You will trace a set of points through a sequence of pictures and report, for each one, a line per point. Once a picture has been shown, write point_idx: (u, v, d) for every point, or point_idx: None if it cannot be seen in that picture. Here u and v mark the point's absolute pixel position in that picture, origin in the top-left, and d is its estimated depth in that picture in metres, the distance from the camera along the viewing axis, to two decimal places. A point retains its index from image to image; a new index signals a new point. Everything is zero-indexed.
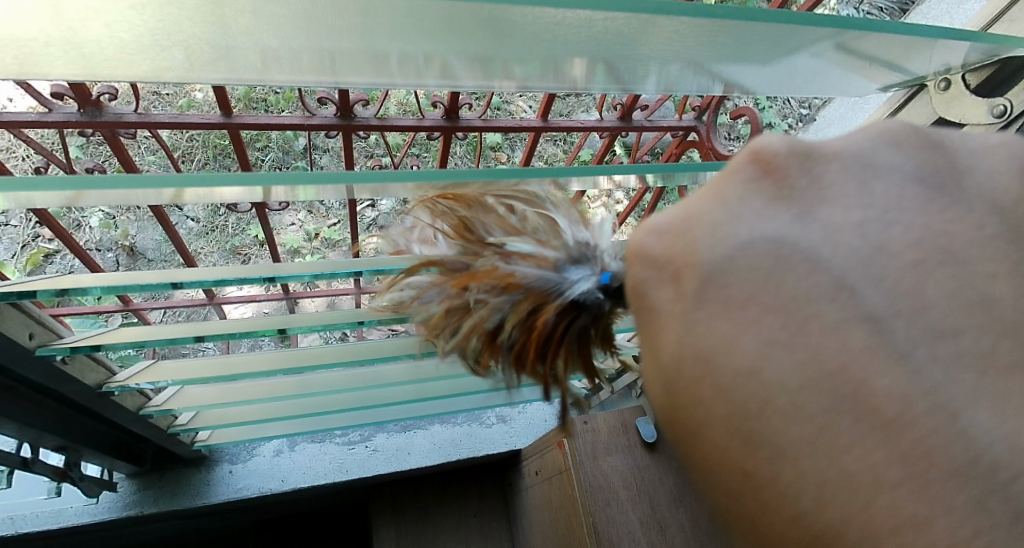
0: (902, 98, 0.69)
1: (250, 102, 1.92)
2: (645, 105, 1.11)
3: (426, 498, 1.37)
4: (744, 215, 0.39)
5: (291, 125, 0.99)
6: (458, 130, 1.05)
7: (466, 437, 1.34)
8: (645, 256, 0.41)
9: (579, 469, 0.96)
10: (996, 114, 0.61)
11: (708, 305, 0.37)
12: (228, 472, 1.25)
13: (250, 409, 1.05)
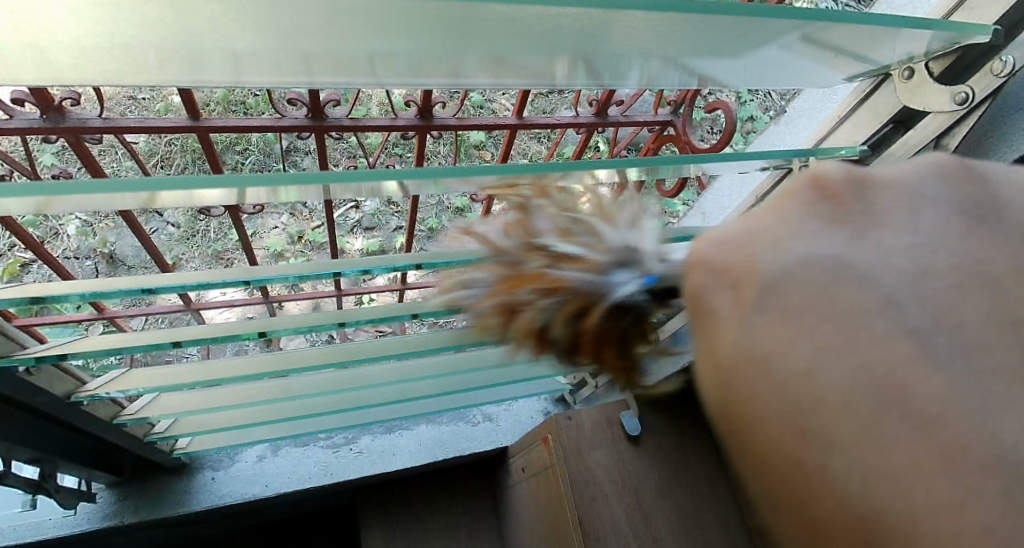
0: (868, 88, 0.69)
1: (229, 105, 1.90)
2: (622, 100, 1.12)
3: (415, 497, 1.37)
4: (801, 232, 0.36)
5: (265, 127, 0.98)
6: (433, 129, 1.04)
7: (454, 436, 1.34)
8: (707, 264, 0.39)
9: (564, 462, 0.97)
10: (957, 102, 0.61)
11: (776, 310, 0.34)
12: (210, 479, 1.23)
13: (232, 414, 1.04)
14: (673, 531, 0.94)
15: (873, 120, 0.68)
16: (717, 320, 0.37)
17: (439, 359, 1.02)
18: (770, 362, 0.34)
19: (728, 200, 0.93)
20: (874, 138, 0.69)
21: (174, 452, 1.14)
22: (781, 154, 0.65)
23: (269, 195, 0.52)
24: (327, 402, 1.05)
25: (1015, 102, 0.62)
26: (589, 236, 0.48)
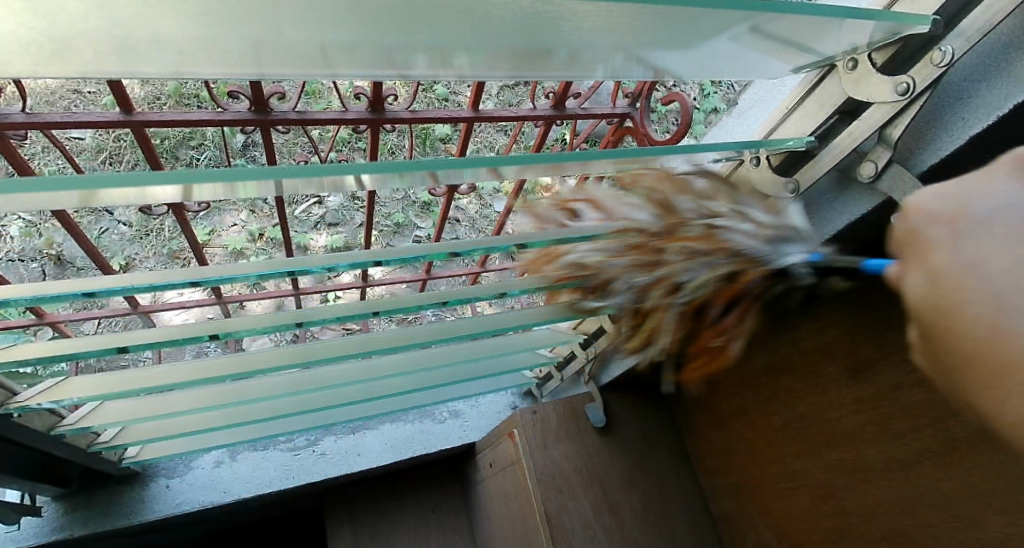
0: (814, 79, 0.69)
1: (182, 98, 1.84)
2: (579, 92, 1.13)
3: (382, 495, 1.36)
4: (992, 189, 0.36)
5: (205, 120, 0.93)
6: (385, 122, 1.02)
7: (419, 433, 1.33)
8: (921, 210, 0.40)
9: (529, 457, 0.97)
10: (898, 92, 0.59)
11: (986, 237, 0.35)
12: (164, 487, 1.19)
13: (184, 420, 1.01)
14: (638, 520, 0.96)
15: (820, 111, 0.68)
16: (927, 246, 0.38)
17: (399, 357, 1.00)
18: (976, 267, 0.35)
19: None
20: (822, 129, 0.68)
21: (122, 461, 1.11)
22: (732, 145, 0.66)
23: (212, 190, 0.49)
24: (289, 404, 1.03)
25: (956, 93, 0.58)
26: (718, 213, 0.64)
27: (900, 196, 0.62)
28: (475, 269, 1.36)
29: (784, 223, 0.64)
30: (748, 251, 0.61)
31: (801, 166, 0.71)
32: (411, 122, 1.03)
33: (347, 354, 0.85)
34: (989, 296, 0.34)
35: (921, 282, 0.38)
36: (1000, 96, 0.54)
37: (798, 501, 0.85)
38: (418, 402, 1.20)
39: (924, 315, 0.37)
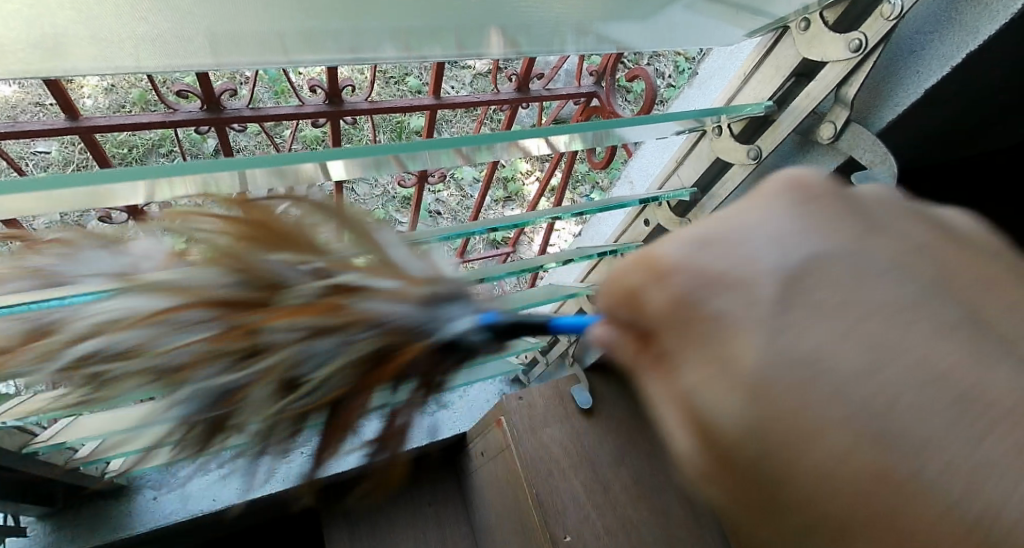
0: (768, 43, 0.68)
1: (147, 105, 1.82)
2: (543, 74, 1.12)
3: (377, 492, 1.34)
4: (753, 241, 0.37)
5: (151, 124, 0.89)
6: (344, 114, 0.99)
7: (408, 428, 1.33)
8: (678, 267, 0.37)
9: (518, 441, 0.99)
10: (851, 49, 0.60)
11: (807, 308, 0.34)
12: (151, 500, 1.18)
13: None
14: (630, 496, 0.98)
15: (776, 74, 0.68)
16: (721, 332, 0.34)
17: None
18: (821, 360, 0.32)
19: (654, 166, 0.94)
20: (779, 93, 0.68)
21: (105, 476, 1.08)
22: (688, 115, 0.66)
23: (158, 189, 0.48)
24: None
25: (907, 47, 0.61)
26: (395, 275, 0.57)
27: (861, 153, 0.65)
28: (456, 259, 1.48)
29: (437, 280, 0.59)
30: (392, 320, 0.53)
31: (762, 133, 0.71)
32: (371, 113, 1.01)
33: None
34: (817, 411, 0.31)
35: (725, 385, 0.34)
36: (954, 46, 0.58)
37: None
38: None
39: (746, 446, 0.33)
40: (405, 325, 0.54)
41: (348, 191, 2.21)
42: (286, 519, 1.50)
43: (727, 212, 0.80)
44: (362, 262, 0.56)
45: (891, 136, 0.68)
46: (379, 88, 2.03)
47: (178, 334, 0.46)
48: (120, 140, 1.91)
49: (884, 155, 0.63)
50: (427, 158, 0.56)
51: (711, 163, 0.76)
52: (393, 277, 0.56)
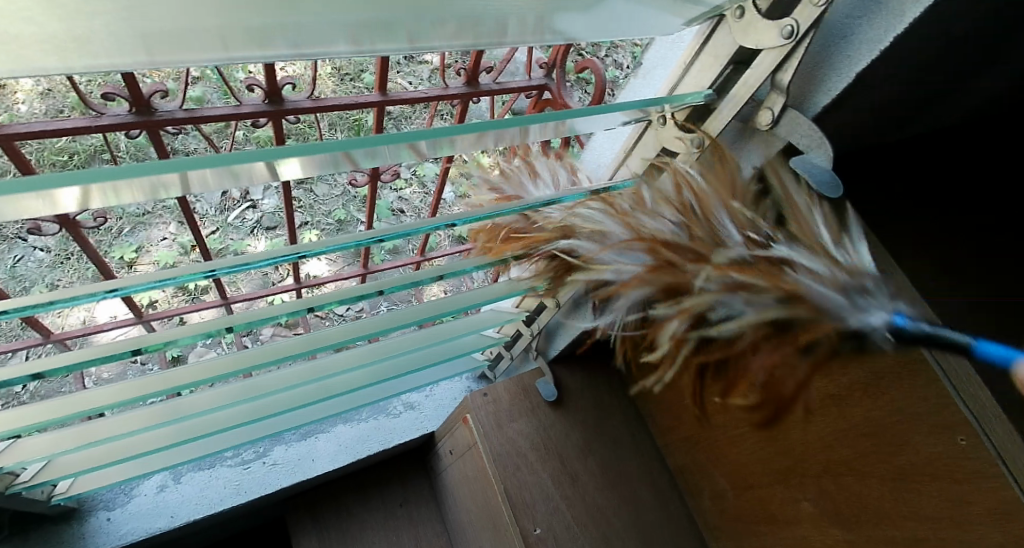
0: (708, 30, 0.70)
1: (84, 109, 1.74)
2: (492, 67, 1.11)
3: (346, 496, 1.33)
4: None
5: (76, 129, 0.84)
6: (286, 114, 0.96)
7: (374, 431, 1.32)
8: None
9: (485, 439, 0.99)
10: (783, 36, 0.61)
11: None
12: (105, 520, 1.13)
13: (111, 448, 0.94)
14: (598, 485, 1.00)
15: (715, 63, 0.70)
16: None
17: (346, 354, 1.01)
18: None
19: (607, 156, 0.95)
20: (718, 81, 0.70)
21: (53, 499, 1.02)
22: (635, 104, 0.67)
23: (100, 195, 0.45)
24: (232, 417, 0.99)
25: (839, 31, 0.62)
26: (830, 262, 0.54)
27: (798, 138, 0.66)
28: (416, 257, 1.47)
29: (859, 272, 0.53)
30: (812, 295, 0.52)
31: (705, 121, 0.73)
32: (314, 111, 0.98)
33: (300, 354, 0.87)
34: None
35: None
36: (881, 30, 0.59)
37: (744, 445, 0.91)
38: (368, 398, 1.18)
39: None
40: (823, 306, 0.51)
41: (307, 192, 2.16)
42: (254, 531, 1.46)
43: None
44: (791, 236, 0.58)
45: (830, 121, 0.70)
46: (333, 86, 2.00)
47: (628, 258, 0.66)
48: (59, 147, 1.83)
49: (820, 141, 0.63)
50: (380, 154, 0.55)
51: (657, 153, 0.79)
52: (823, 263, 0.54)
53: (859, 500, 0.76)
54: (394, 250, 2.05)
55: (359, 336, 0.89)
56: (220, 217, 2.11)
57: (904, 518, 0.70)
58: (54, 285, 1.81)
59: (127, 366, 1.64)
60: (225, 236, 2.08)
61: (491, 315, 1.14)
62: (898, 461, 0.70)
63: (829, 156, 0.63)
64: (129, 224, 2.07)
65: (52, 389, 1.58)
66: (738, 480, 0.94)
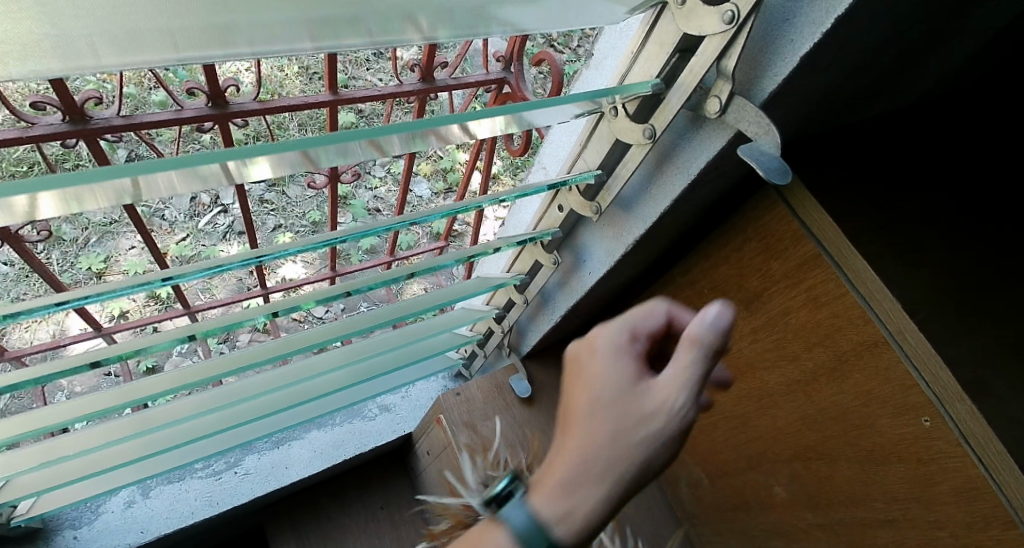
0: (651, 17, 0.66)
1: None
2: (448, 62, 1.09)
3: (325, 501, 1.31)
4: None
5: (1, 139, 0.77)
6: (233, 117, 0.88)
7: (349, 435, 1.31)
8: None
9: (458, 438, 1.01)
10: (724, 21, 0.57)
11: None
12: (72, 539, 1.10)
13: (71, 466, 0.91)
14: None
15: (661, 51, 0.66)
16: None
17: (315, 360, 0.99)
18: None
19: (564, 150, 0.94)
20: (665, 71, 0.67)
21: (12, 521, 0.98)
22: (584, 96, 0.65)
23: (61, 199, 0.43)
24: (197, 428, 0.97)
25: (782, 15, 0.57)
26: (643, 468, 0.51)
27: (747, 125, 0.62)
28: (386, 258, 1.44)
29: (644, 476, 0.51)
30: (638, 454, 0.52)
31: (656, 111, 0.71)
32: (261, 114, 0.89)
33: (264, 361, 0.86)
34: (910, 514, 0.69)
35: None
36: (823, 11, 0.53)
37: (720, 433, 0.96)
38: (339, 402, 1.16)
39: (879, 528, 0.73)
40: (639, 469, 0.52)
41: (280, 194, 2.14)
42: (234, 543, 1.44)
43: (634, 192, 0.81)
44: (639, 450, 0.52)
45: (791, 110, 0.70)
46: (302, 86, 1.96)
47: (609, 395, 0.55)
48: (18, 158, 1.78)
49: (768, 127, 0.60)
50: (326, 151, 0.53)
51: (612, 145, 0.77)
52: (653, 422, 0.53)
53: (828, 482, 0.79)
54: (371, 250, 2.03)
55: (324, 341, 0.88)
56: (190, 224, 2.07)
57: (874, 500, 0.73)
58: (19, 299, 1.75)
59: (101, 378, 1.59)
60: (197, 243, 2.04)
61: (462, 314, 1.14)
62: (865, 444, 0.72)
63: (776, 143, 0.59)
64: (95, 234, 2.00)
65: (21, 405, 1.53)
66: (713, 469, 0.99)
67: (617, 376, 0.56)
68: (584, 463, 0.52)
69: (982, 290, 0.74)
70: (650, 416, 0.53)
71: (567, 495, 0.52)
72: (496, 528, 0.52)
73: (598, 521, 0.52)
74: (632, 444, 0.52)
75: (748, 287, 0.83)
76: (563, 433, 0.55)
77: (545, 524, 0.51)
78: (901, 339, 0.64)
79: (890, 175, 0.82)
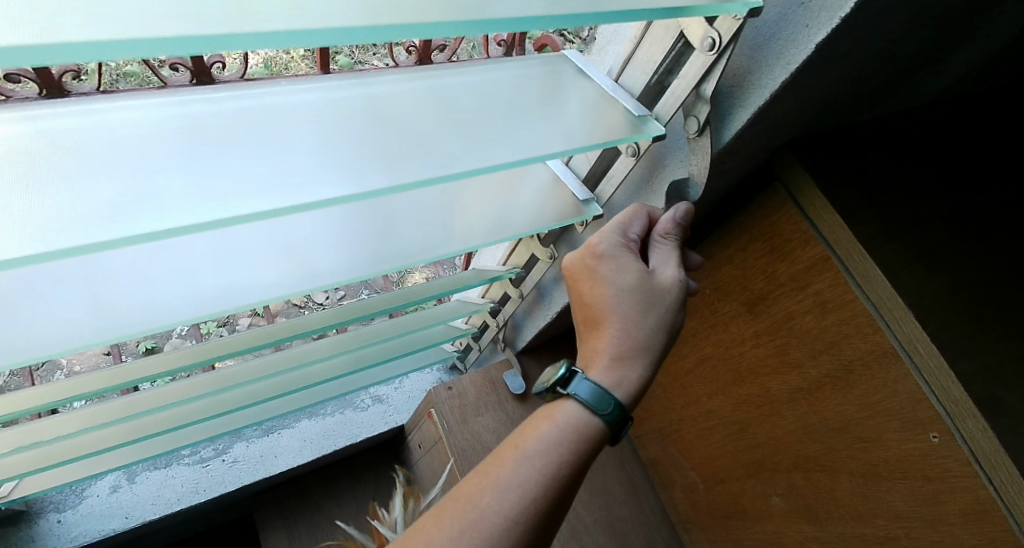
0: None
1: None
2: (446, 47, 1.06)
3: (314, 491, 1.31)
4: None
5: None
6: None
7: (341, 425, 1.30)
8: None
9: (448, 434, 1.01)
10: (705, 50, 0.58)
11: None
12: (56, 522, 1.10)
13: (53, 447, 0.90)
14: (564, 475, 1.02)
15: (665, 36, 0.63)
16: None
17: (305, 348, 0.98)
18: None
19: None
20: (671, 56, 0.64)
21: None
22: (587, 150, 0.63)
23: None
24: (184, 414, 0.96)
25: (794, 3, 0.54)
26: (650, 347, 0.60)
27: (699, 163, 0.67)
28: None
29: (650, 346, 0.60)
30: (644, 333, 0.60)
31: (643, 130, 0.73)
32: None
33: (250, 348, 0.84)
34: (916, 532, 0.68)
35: None
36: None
37: (717, 437, 0.96)
38: (330, 391, 1.16)
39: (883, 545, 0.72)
40: (648, 340, 0.60)
41: None
42: (226, 529, 1.44)
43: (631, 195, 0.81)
44: (645, 331, 0.60)
45: (800, 110, 0.68)
46: None
47: (615, 296, 0.61)
48: None
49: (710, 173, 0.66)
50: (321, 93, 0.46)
51: None
52: (648, 307, 0.61)
53: (829, 495, 0.78)
54: None
55: (315, 329, 0.87)
56: None
57: (876, 516, 0.73)
58: None
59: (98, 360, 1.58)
60: None
61: (456, 306, 1.13)
62: (869, 458, 0.72)
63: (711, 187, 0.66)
64: None
65: None
66: (708, 474, 0.99)
67: (628, 266, 0.63)
68: (622, 338, 0.60)
69: (989, 299, 0.73)
70: (664, 289, 0.62)
71: (618, 365, 0.60)
72: (565, 402, 0.59)
73: (644, 387, 0.60)
74: (659, 315, 0.61)
75: (752, 289, 0.82)
76: (598, 325, 0.62)
77: (607, 388, 0.58)
78: (910, 350, 0.64)
79: (900, 176, 0.81)
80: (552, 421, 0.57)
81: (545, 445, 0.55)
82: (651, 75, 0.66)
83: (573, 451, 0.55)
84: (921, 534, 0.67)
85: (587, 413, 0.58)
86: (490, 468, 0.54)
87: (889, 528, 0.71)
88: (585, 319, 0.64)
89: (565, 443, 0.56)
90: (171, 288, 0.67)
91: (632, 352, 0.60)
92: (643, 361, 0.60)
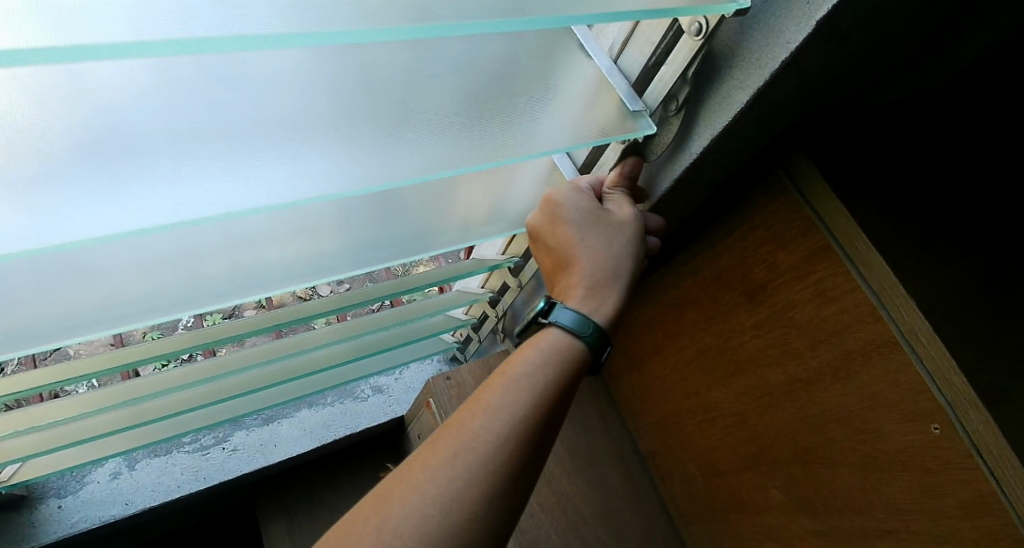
0: None
1: None
2: None
3: (314, 480, 1.31)
4: None
5: None
6: None
7: (341, 415, 1.30)
8: None
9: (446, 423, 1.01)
10: (693, 32, 0.61)
11: None
12: (57, 508, 1.11)
13: (54, 432, 0.91)
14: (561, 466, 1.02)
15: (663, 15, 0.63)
16: None
17: (304, 335, 0.98)
18: None
19: None
20: (667, 39, 0.64)
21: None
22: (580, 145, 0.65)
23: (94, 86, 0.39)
24: (183, 400, 0.96)
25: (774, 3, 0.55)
26: (619, 273, 0.67)
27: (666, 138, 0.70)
28: None
29: (620, 273, 0.67)
30: (612, 258, 0.67)
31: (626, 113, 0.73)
32: None
33: (247, 334, 0.83)
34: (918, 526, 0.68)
35: None
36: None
37: (716, 428, 0.95)
38: (329, 379, 1.16)
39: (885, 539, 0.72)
40: (618, 267, 0.67)
41: None
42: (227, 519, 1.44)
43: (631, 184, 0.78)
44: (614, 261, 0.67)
45: (801, 94, 0.67)
46: None
47: (583, 233, 0.68)
48: None
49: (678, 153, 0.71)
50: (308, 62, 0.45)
51: None
52: (613, 240, 0.68)
53: (828, 488, 0.78)
54: None
55: (314, 317, 0.87)
56: None
57: (876, 510, 0.73)
58: None
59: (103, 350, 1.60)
60: None
61: (455, 295, 1.13)
62: (870, 450, 0.71)
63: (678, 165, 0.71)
64: None
65: None
66: (708, 466, 0.99)
67: (589, 207, 0.69)
68: (593, 269, 0.67)
69: (992, 287, 0.72)
70: (624, 224, 0.69)
71: (594, 294, 0.65)
72: (548, 330, 0.63)
73: (619, 314, 0.66)
74: (624, 245, 0.68)
75: (752, 278, 0.82)
76: (568, 266, 0.69)
77: (586, 314, 0.63)
78: (913, 339, 0.63)
79: (902, 163, 0.80)
80: (537, 345, 0.60)
81: (532, 368, 0.58)
82: (648, 56, 0.67)
83: (562, 370, 0.59)
84: (922, 529, 0.67)
85: (570, 337, 0.62)
86: (481, 396, 0.56)
87: (889, 521, 0.71)
88: (556, 262, 0.70)
89: (552, 365, 0.59)
90: (170, 271, 0.68)
91: (607, 280, 0.66)
92: (615, 287, 0.67)
